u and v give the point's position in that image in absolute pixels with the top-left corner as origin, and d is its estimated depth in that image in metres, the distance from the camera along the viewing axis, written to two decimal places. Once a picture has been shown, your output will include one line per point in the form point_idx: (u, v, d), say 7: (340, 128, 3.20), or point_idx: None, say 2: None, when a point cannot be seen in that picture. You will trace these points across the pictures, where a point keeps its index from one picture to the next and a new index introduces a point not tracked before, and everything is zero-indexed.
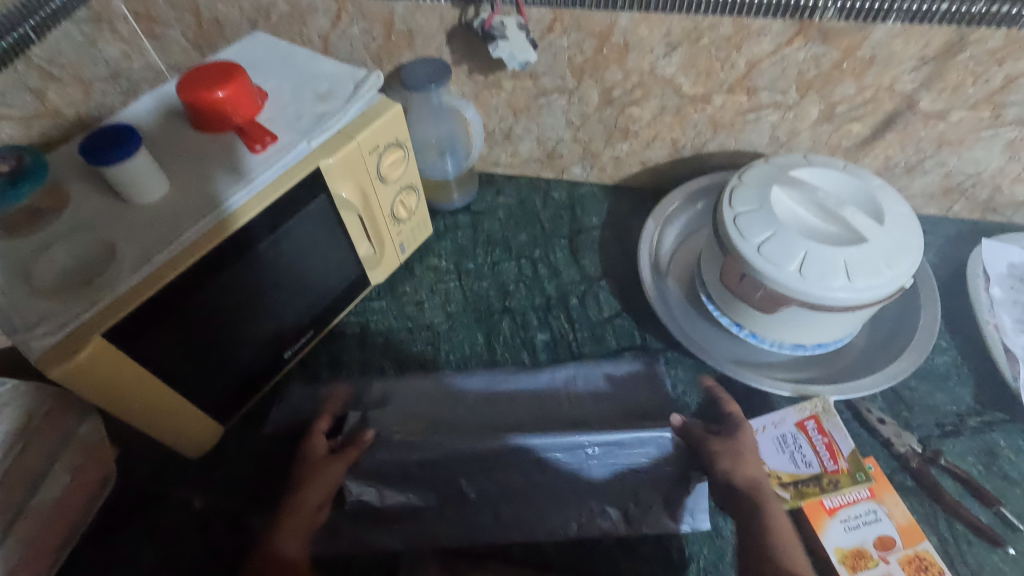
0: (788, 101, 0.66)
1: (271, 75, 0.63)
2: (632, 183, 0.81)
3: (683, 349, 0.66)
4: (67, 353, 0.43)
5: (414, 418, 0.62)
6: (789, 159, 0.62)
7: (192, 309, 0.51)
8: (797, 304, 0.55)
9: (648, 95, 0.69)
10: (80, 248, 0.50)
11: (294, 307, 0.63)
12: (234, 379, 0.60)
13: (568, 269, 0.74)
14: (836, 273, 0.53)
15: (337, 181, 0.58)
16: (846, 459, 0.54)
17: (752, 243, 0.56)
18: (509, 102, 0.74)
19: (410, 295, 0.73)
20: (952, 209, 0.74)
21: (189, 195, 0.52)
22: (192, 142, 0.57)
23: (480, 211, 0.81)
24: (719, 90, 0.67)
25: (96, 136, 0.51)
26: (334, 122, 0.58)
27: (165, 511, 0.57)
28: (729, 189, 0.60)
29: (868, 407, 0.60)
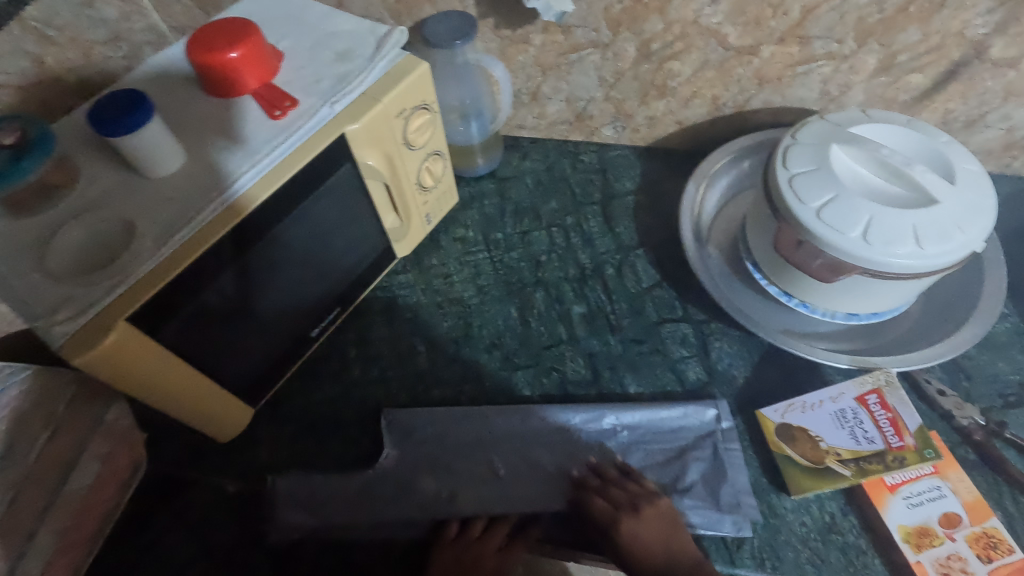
0: (843, 51, 0.61)
1: (285, 33, 0.58)
2: (666, 145, 0.77)
3: (728, 321, 0.63)
4: (92, 338, 0.41)
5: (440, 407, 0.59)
6: (845, 114, 0.58)
7: (218, 288, 0.48)
8: (859, 272, 0.52)
9: (690, 48, 0.64)
10: (94, 226, 0.46)
11: (320, 283, 0.60)
12: (262, 359, 0.57)
13: (602, 238, 0.71)
14: (905, 238, 0.49)
15: (363, 148, 0.54)
16: (913, 435, 0.51)
17: (811, 207, 0.52)
18: (537, 59, 0.68)
19: (438, 268, 0.70)
20: (1011, 166, 0.70)
21: (206, 168, 0.49)
22: (203, 109, 0.53)
23: (506, 177, 0.77)
24: (768, 41, 0.62)
25: (103, 104, 0.47)
26: (357, 84, 0.53)
27: (203, 494, 0.56)
28: (782, 149, 0.56)
29: (925, 378, 0.57)
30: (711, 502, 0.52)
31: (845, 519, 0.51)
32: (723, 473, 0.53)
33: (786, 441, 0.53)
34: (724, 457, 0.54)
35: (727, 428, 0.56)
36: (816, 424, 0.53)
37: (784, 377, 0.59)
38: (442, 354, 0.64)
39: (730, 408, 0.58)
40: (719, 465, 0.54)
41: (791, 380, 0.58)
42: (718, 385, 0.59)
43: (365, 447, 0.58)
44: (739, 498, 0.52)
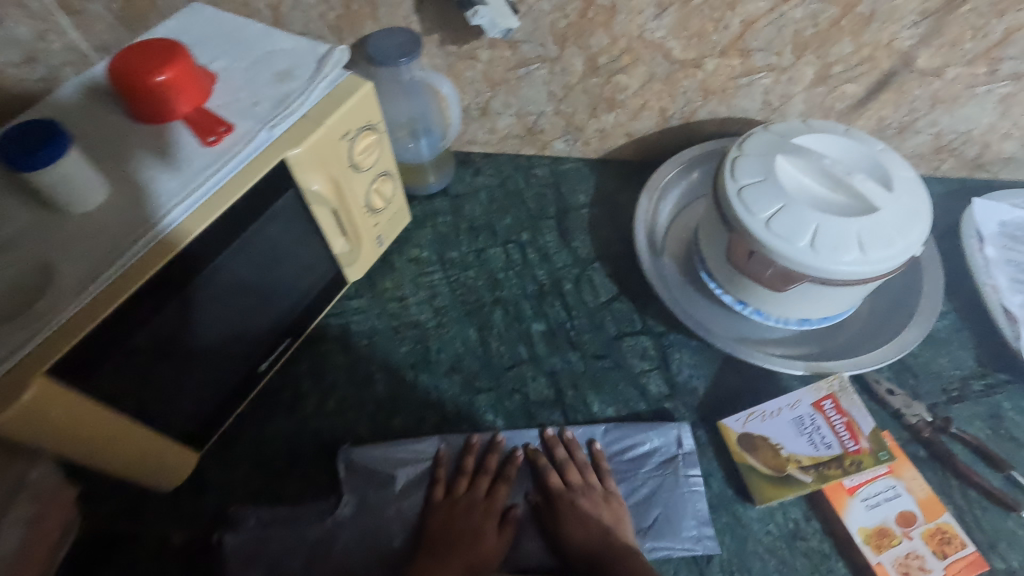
0: (782, 63, 0.63)
1: (217, 53, 0.55)
2: (618, 157, 0.77)
3: (687, 332, 0.63)
4: (8, 396, 0.37)
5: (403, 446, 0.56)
6: (788, 125, 0.59)
7: (152, 330, 0.45)
8: (809, 280, 0.53)
9: (636, 62, 0.64)
10: (8, 269, 0.42)
11: (267, 314, 0.57)
12: (206, 400, 0.54)
13: (559, 253, 0.70)
14: (850, 246, 0.50)
15: (307, 173, 0.51)
16: (868, 439, 0.52)
17: (760, 218, 0.53)
18: (485, 74, 0.67)
19: (393, 291, 0.68)
20: (941, 168, 0.73)
21: (133, 200, 0.45)
22: (129, 137, 0.49)
23: (459, 194, 0.75)
24: (712, 54, 0.63)
25: (13, 134, 0.43)
26: (298, 106, 0.51)
27: (144, 549, 0.52)
28: (730, 161, 0.56)
29: (875, 378, 0.59)
30: (671, 536, 0.52)
31: (808, 524, 0.52)
32: (681, 506, 0.53)
33: (748, 451, 0.53)
34: (685, 489, 0.53)
35: (688, 456, 0.55)
36: (776, 432, 0.53)
37: (743, 385, 0.60)
38: (401, 381, 0.61)
39: (693, 420, 0.58)
40: (678, 498, 0.53)
41: (750, 388, 0.59)
42: (680, 397, 0.59)
43: (322, 484, 0.56)
44: (699, 531, 0.52)
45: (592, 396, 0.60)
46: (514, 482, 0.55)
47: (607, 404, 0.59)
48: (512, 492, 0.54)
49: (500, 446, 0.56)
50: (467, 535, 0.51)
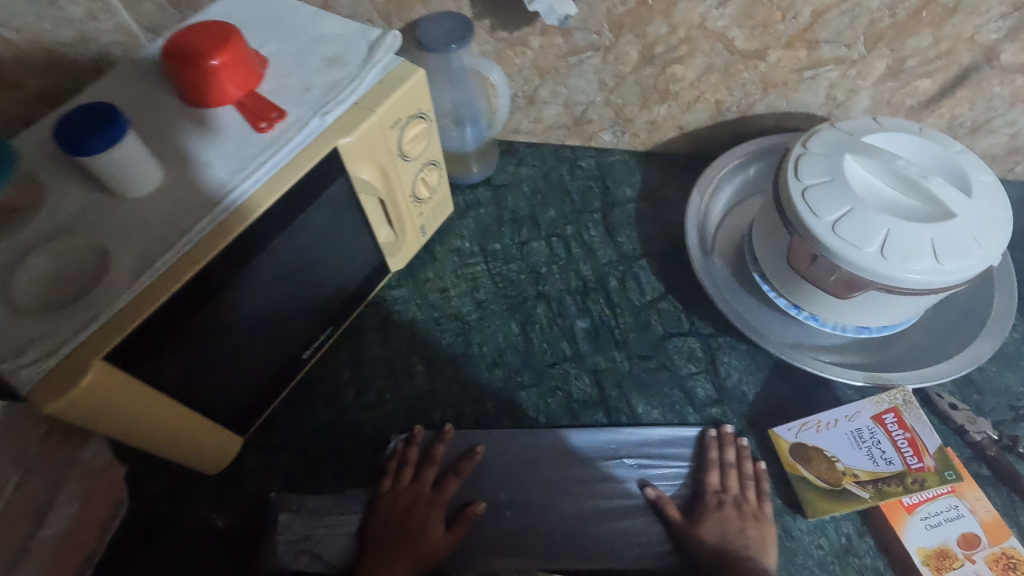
0: (851, 56, 0.59)
1: (268, 36, 0.54)
2: (667, 150, 0.74)
3: (736, 335, 0.61)
4: (67, 380, 0.37)
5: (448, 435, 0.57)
6: (856, 122, 0.56)
7: (203, 316, 0.44)
8: (875, 287, 0.50)
9: (694, 52, 0.62)
10: (65, 252, 0.42)
11: (312, 303, 0.56)
12: (252, 386, 0.54)
13: (604, 248, 0.68)
14: (923, 253, 0.47)
15: (357, 162, 0.50)
16: (933, 457, 0.50)
17: (825, 221, 0.50)
18: (535, 62, 0.65)
19: (434, 282, 0.67)
20: (1013, 170, 0.69)
21: (187, 186, 0.45)
22: (182, 121, 0.49)
23: (502, 184, 0.74)
24: (776, 45, 0.60)
25: (72, 117, 0.43)
26: (349, 92, 0.50)
27: (187, 531, 0.53)
28: (794, 159, 0.54)
29: (937, 392, 0.56)
30: None
31: (862, 541, 0.50)
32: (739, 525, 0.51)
33: (801, 462, 0.51)
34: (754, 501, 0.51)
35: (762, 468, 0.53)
36: (832, 444, 0.51)
37: (795, 393, 0.57)
38: (442, 373, 0.61)
39: (742, 426, 0.56)
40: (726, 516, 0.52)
41: (802, 396, 0.57)
42: (728, 402, 0.57)
43: (361, 474, 0.56)
44: None
45: (636, 396, 0.59)
46: (546, 481, 0.55)
47: (652, 406, 0.58)
48: (571, 492, 0.55)
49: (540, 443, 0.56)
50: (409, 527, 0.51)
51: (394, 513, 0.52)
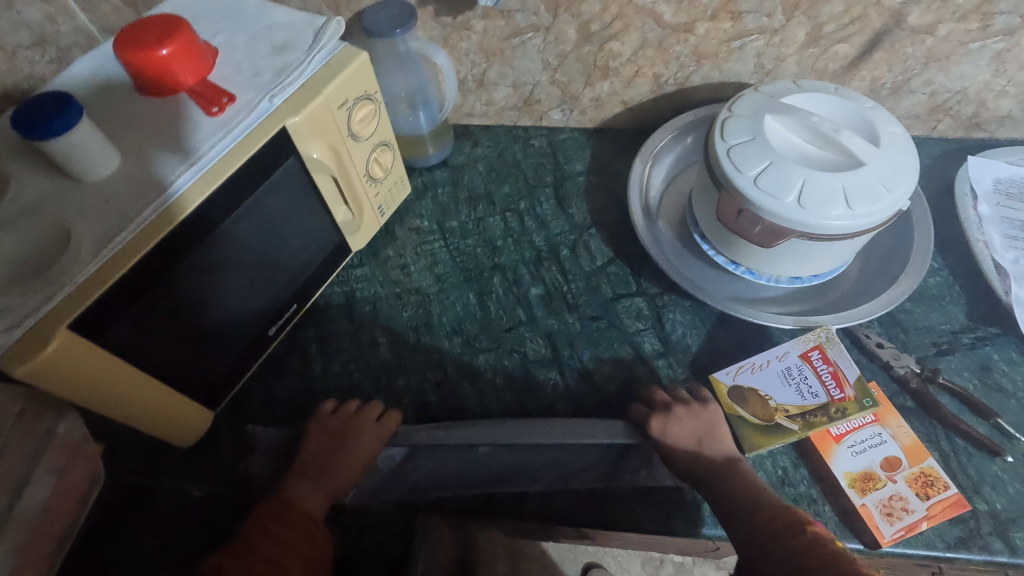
0: (773, 25, 0.63)
1: (219, 28, 0.57)
2: (614, 125, 0.78)
3: (680, 293, 0.65)
4: (33, 348, 0.40)
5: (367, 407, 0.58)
6: (778, 85, 0.60)
7: (167, 290, 0.47)
8: (797, 235, 0.54)
9: (628, 28, 0.65)
10: (30, 233, 0.45)
11: (275, 280, 0.59)
12: (220, 361, 0.57)
13: (556, 220, 0.72)
14: (836, 200, 0.51)
15: (308, 141, 0.53)
16: (852, 386, 0.54)
17: (749, 175, 0.54)
18: (480, 45, 0.69)
19: (395, 260, 0.70)
20: (936, 129, 0.73)
21: (142, 168, 0.48)
22: (138, 109, 0.51)
23: (458, 165, 0.77)
24: (703, 18, 0.63)
25: (28, 106, 0.45)
26: (296, 76, 0.53)
27: (166, 502, 0.56)
28: (720, 122, 0.57)
29: (866, 333, 0.60)
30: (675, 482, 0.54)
31: (796, 471, 0.53)
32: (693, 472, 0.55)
33: (738, 402, 0.55)
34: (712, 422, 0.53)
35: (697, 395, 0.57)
36: (765, 384, 0.55)
37: (735, 342, 0.61)
38: (404, 342, 0.64)
39: (687, 375, 0.60)
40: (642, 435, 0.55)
41: (741, 345, 0.61)
42: (674, 354, 0.61)
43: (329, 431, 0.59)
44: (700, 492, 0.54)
45: (588, 353, 0.62)
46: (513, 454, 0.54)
47: (604, 362, 0.61)
48: (540, 460, 0.54)
49: (495, 407, 0.59)
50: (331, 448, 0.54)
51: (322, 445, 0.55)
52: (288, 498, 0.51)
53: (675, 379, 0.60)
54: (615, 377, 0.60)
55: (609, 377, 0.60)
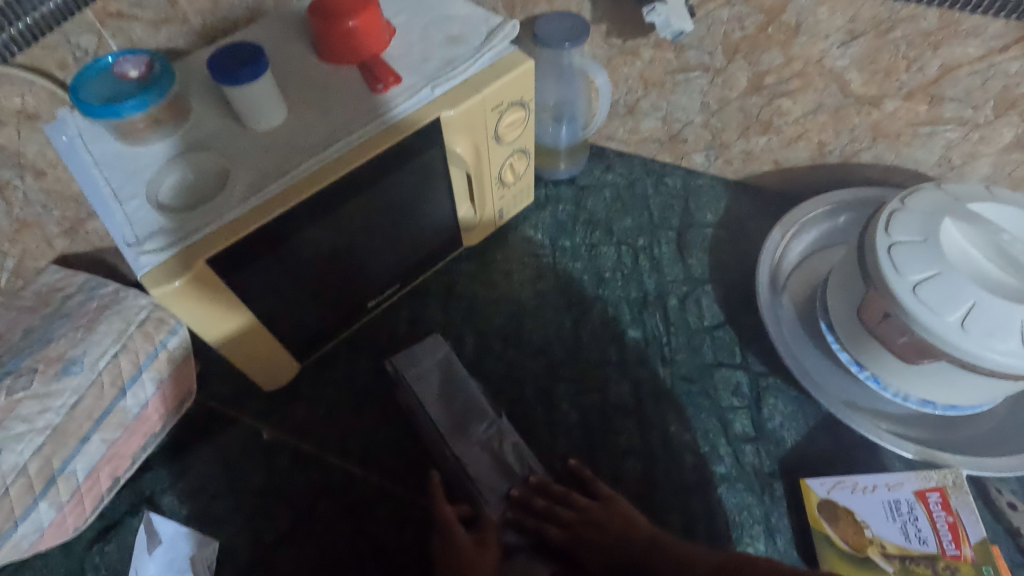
0: (978, 119, 0.56)
1: (401, 9, 0.58)
2: (758, 183, 0.73)
3: (788, 380, 0.60)
4: (173, 274, 0.43)
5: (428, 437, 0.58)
6: (965, 188, 0.53)
7: (293, 249, 0.49)
8: (948, 360, 0.48)
9: (807, 88, 0.60)
10: (196, 166, 0.49)
11: (390, 257, 0.61)
12: (320, 321, 0.59)
13: (672, 266, 0.69)
14: (1008, 335, 0.45)
15: (456, 135, 0.54)
16: (973, 547, 0.46)
17: (908, 280, 0.48)
18: (642, 73, 0.66)
19: (501, 264, 0.69)
20: None
21: (304, 126, 0.50)
22: (312, 70, 0.54)
23: (586, 185, 0.76)
24: (895, 94, 0.58)
25: (225, 53, 0.49)
26: (462, 71, 0.53)
27: (237, 435, 0.59)
28: (887, 214, 0.52)
29: (999, 488, 0.52)
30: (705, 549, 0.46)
31: None
32: None
33: (827, 520, 0.50)
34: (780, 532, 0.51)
35: (776, 511, 0.52)
36: (864, 509, 0.49)
37: (840, 452, 0.55)
38: (488, 348, 0.64)
39: (774, 470, 0.55)
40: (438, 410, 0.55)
41: (846, 457, 0.55)
42: (764, 443, 0.56)
43: (397, 424, 0.59)
44: None
45: (672, 416, 0.58)
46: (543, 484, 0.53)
47: (687, 431, 0.57)
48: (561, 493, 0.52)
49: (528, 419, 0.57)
50: (341, 478, 0.57)
51: (359, 452, 0.58)
52: (310, 512, 0.55)
53: (759, 472, 0.55)
54: (696, 450, 0.56)
55: (690, 447, 0.56)
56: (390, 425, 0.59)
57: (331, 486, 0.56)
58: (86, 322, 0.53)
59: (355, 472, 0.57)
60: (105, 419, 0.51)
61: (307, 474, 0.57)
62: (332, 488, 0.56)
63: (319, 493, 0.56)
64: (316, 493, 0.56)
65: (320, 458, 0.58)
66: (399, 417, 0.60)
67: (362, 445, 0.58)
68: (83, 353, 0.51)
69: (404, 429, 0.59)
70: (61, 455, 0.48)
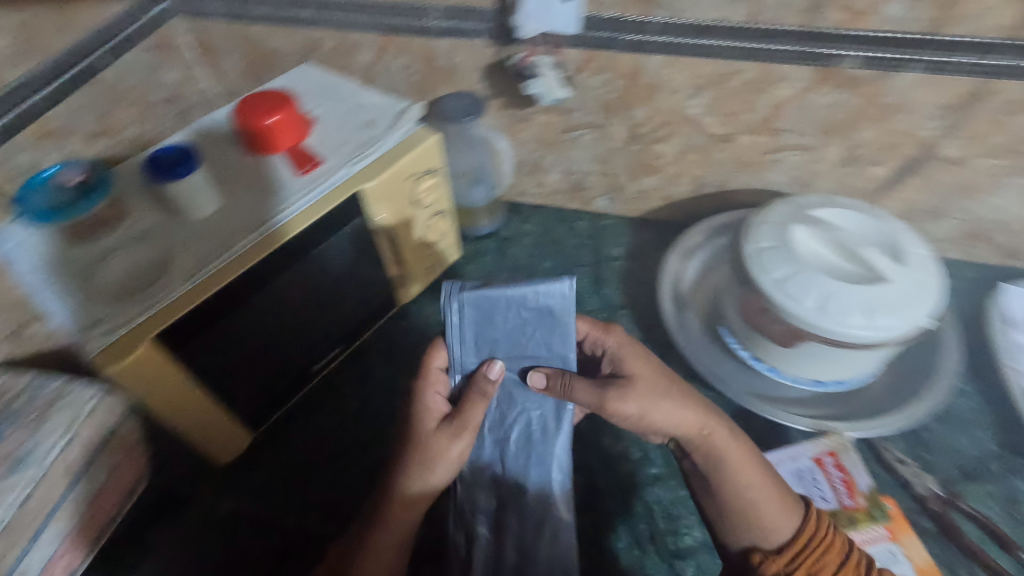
0: (811, 143, 0.68)
1: (319, 102, 0.67)
2: (655, 218, 0.83)
3: (703, 382, 0.67)
4: (122, 353, 0.47)
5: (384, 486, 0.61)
6: (809, 198, 0.64)
7: (237, 321, 0.54)
8: (816, 340, 0.56)
9: (674, 134, 0.72)
10: (140, 256, 0.54)
11: (331, 321, 0.66)
12: (268, 388, 0.62)
13: (591, 298, 0.76)
14: (856, 311, 0.54)
15: (377, 204, 0.61)
16: (864, 496, 0.56)
17: (773, 277, 0.57)
18: (538, 135, 0.76)
19: (437, 316, 0.75)
20: (974, 254, 0.74)
21: (238, 210, 0.56)
22: (242, 162, 0.61)
23: (507, 237, 0.84)
24: (744, 131, 0.69)
25: (159, 156, 0.55)
26: (377, 148, 0.61)
27: (195, 513, 0.61)
28: (751, 226, 0.61)
29: (887, 447, 0.60)
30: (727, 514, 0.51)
31: None
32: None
33: None
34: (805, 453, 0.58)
35: None
36: None
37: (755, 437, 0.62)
38: None
39: None
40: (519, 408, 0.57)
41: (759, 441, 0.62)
42: None
43: (353, 478, 0.62)
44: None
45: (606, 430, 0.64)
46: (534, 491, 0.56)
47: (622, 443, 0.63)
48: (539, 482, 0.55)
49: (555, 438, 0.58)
50: (303, 540, 0.58)
51: (318, 510, 0.60)
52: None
53: None
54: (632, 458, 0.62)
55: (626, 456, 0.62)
56: (347, 480, 0.62)
57: (293, 548, 0.58)
58: (35, 415, 0.52)
59: (318, 531, 0.59)
60: (55, 512, 0.51)
61: (270, 540, 0.59)
62: (296, 550, 0.58)
63: (282, 556, 0.58)
64: (279, 557, 0.57)
65: (280, 522, 0.60)
66: (354, 470, 0.63)
67: (322, 503, 0.61)
68: (35, 447, 0.50)
69: (360, 482, 0.62)
70: (16, 552, 0.48)
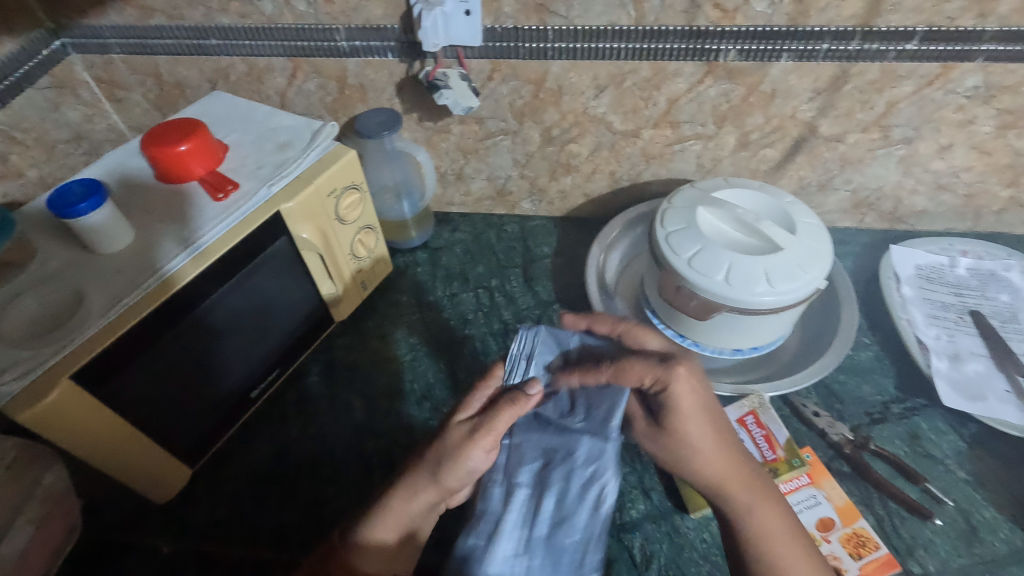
0: (707, 132, 0.74)
1: (231, 129, 0.66)
2: (578, 215, 0.87)
3: None
4: (36, 397, 0.45)
5: (332, 503, 0.61)
6: (710, 182, 0.69)
7: (161, 352, 0.53)
8: (728, 310, 0.61)
9: (584, 133, 0.76)
10: (49, 297, 0.52)
11: (264, 345, 0.65)
12: (202, 419, 0.61)
13: (525, 296, 0.79)
14: (758, 279, 0.58)
15: (299, 223, 0.61)
16: (783, 448, 0.59)
17: (683, 257, 0.61)
18: (457, 145, 0.79)
19: (375, 330, 0.76)
20: (864, 222, 0.81)
21: (153, 240, 0.55)
22: (155, 193, 0.60)
23: (438, 247, 0.85)
24: (647, 126, 0.74)
25: (62, 192, 0.54)
26: (294, 168, 0.62)
27: (133, 559, 0.58)
28: (661, 213, 0.66)
29: (803, 402, 0.65)
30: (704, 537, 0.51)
31: None
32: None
33: None
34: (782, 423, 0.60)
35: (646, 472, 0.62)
36: None
37: None
38: (376, 407, 0.69)
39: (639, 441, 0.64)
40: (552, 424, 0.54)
41: None
42: None
43: (300, 499, 0.61)
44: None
45: None
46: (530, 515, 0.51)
47: None
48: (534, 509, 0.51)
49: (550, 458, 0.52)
50: (252, 569, 0.57)
51: (266, 536, 0.59)
52: None
53: (627, 445, 0.64)
54: None
55: None
56: (294, 502, 0.61)
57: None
58: None
59: (266, 557, 0.58)
60: None
61: (217, 573, 0.57)
62: None
63: None
64: None
65: (226, 555, 0.58)
66: (301, 492, 0.62)
67: (268, 529, 0.60)
68: None
69: (307, 503, 0.61)
70: None
